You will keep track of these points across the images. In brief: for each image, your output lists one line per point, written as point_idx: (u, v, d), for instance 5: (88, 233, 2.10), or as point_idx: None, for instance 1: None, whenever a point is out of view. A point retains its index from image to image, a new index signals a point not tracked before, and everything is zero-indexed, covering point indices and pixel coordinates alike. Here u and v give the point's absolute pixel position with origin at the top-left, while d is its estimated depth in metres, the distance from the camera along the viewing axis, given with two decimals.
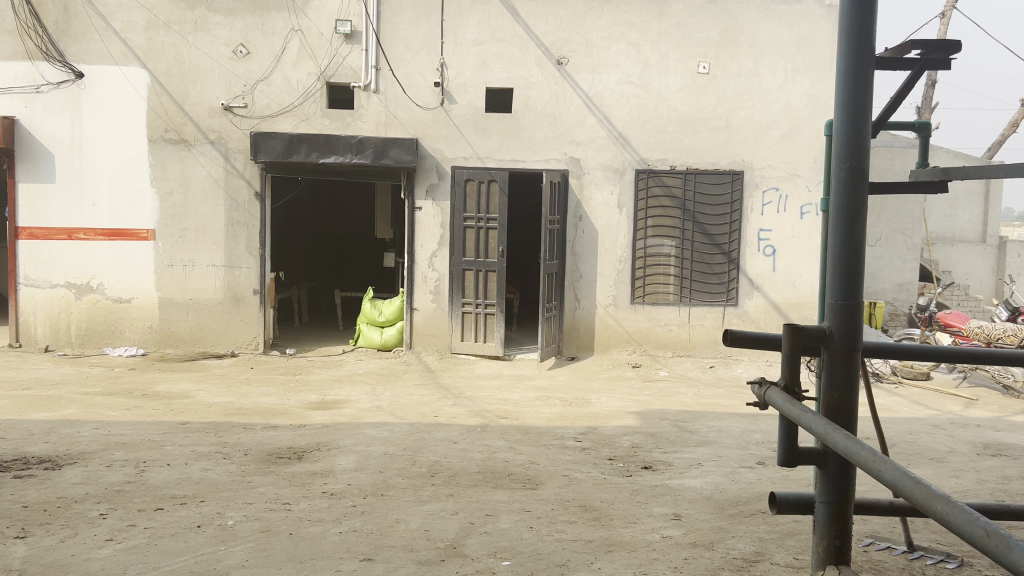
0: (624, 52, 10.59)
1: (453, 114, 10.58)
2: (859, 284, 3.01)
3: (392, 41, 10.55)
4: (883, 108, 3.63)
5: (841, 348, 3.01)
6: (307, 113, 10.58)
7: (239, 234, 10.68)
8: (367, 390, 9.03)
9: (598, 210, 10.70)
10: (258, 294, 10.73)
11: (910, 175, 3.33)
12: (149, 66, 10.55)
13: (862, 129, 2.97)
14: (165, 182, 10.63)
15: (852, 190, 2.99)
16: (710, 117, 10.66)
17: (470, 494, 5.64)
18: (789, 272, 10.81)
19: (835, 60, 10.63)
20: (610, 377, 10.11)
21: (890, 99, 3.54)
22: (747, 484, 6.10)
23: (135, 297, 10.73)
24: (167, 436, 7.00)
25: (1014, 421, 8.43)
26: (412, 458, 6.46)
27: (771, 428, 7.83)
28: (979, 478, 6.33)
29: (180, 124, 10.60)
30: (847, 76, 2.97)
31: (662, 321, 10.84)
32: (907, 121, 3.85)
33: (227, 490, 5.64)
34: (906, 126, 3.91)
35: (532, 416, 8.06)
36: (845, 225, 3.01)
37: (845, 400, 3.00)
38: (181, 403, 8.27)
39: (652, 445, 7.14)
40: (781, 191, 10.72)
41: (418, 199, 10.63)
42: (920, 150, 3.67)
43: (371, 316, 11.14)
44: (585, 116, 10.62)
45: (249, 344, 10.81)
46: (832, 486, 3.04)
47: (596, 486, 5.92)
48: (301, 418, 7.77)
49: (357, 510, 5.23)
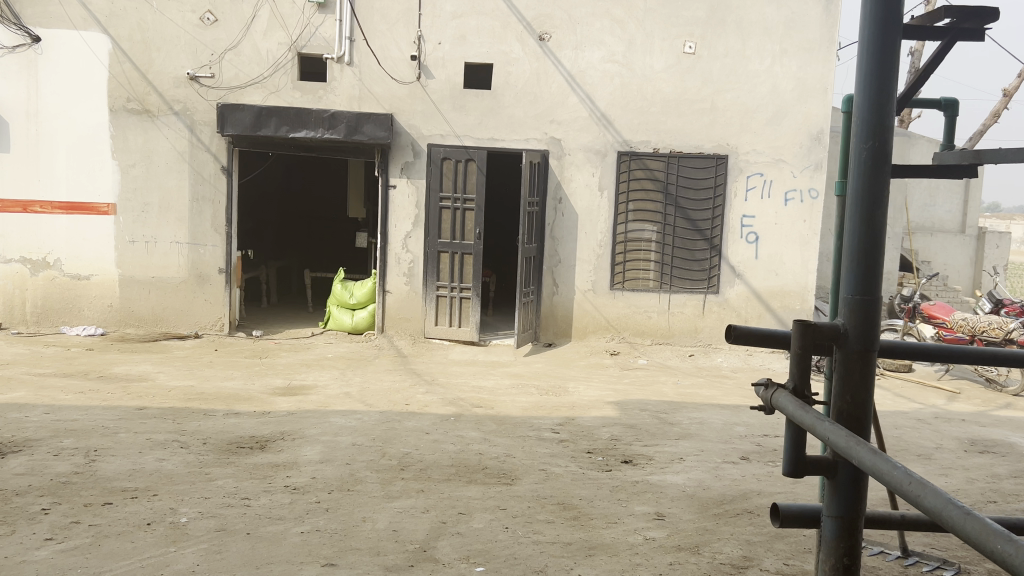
0: (608, 28, 10.23)
1: (430, 89, 10.19)
2: (878, 277, 2.72)
3: (368, 12, 10.11)
4: (908, 83, 3.32)
5: (856, 349, 2.73)
6: (277, 85, 10.13)
7: (205, 210, 10.23)
8: (335, 375, 8.68)
9: (578, 192, 10.38)
10: (223, 273, 10.29)
11: (934, 158, 3.05)
12: (110, 32, 10.02)
13: (887, 105, 2.68)
14: (127, 154, 10.15)
15: (874, 172, 2.70)
16: (695, 100, 10.35)
17: (442, 490, 5.33)
18: (771, 260, 10.58)
19: (824, 43, 10.33)
20: (588, 365, 9.84)
21: (917, 74, 3.23)
22: (731, 482, 5.84)
23: (94, 274, 10.26)
24: (122, 422, 6.61)
25: (998, 416, 8.28)
26: (381, 450, 6.14)
27: (754, 421, 7.60)
28: (969, 477, 6.12)
29: (143, 93, 10.09)
30: (872, 44, 2.68)
31: (641, 308, 10.56)
32: (931, 99, 3.55)
33: (182, 483, 5.27)
34: (930, 104, 3.60)
35: (508, 405, 7.75)
36: (865, 210, 2.71)
37: (859, 406, 2.72)
38: (139, 387, 7.87)
39: (632, 437, 6.86)
40: (765, 177, 10.45)
41: (392, 177, 10.24)
42: (946, 128, 3.38)
43: (342, 297, 10.76)
44: (566, 95, 10.28)
45: (214, 325, 10.38)
46: (841, 499, 2.76)
47: (574, 482, 5.63)
48: (265, 405, 7.40)
49: (321, 507, 4.90)
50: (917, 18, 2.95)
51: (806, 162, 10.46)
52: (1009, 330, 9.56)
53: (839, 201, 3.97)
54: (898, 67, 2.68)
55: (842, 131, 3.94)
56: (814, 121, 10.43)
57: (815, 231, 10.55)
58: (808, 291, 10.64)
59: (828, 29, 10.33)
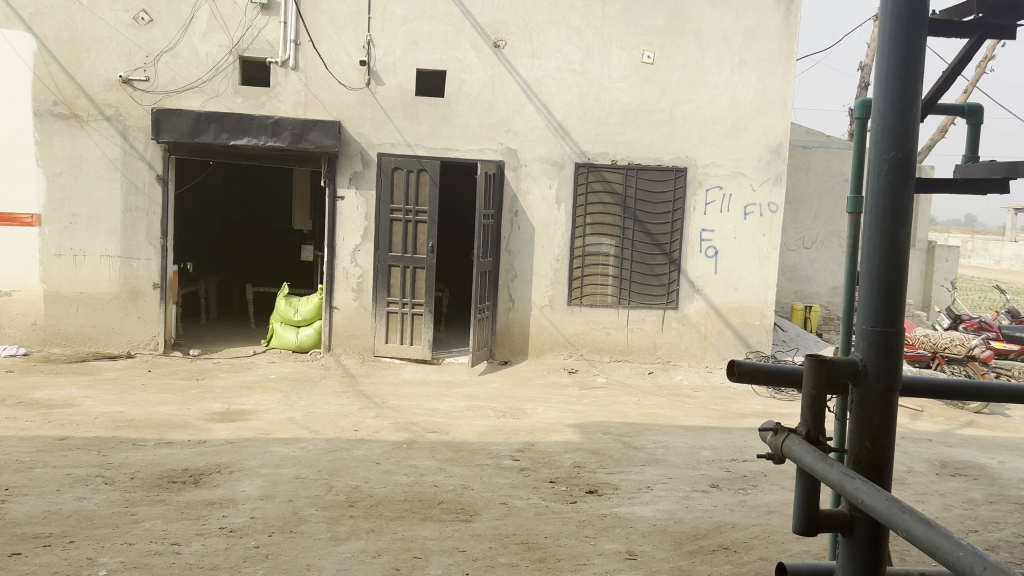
0: (565, 37, 9.93)
1: (380, 96, 9.75)
2: (900, 307, 2.44)
3: (314, 14, 9.63)
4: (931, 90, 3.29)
5: (878, 388, 2.44)
6: (217, 89, 9.57)
7: (138, 222, 9.59)
8: (279, 399, 8.14)
9: (535, 205, 10.05)
10: (158, 288, 9.66)
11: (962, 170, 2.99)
12: (36, 31, 9.35)
13: (910, 110, 2.42)
14: (53, 161, 9.48)
15: (895, 186, 2.42)
16: (654, 110, 10.10)
17: (395, 529, 4.89)
18: (730, 274, 10.34)
19: (782, 55, 10.13)
20: (546, 384, 9.49)
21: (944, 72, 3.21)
22: (703, 513, 5.50)
23: (17, 289, 9.54)
24: (40, 455, 5.99)
25: (963, 435, 8.14)
26: (327, 484, 5.65)
27: (719, 444, 7.31)
28: (946, 504, 5.89)
29: (71, 97, 9.44)
30: (895, 43, 2.42)
31: (599, 324, 10.24)
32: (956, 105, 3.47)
33: (104, 527, 4.72)
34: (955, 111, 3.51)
35: (464, 430, 7.31)
36: (887, 231, 2.43)
37: (878, 452, 2.42)
38: (62, 414, 7.22)
39: (596, 464, 6.49)
40: (724, 190, 10.23)
41: (339, 187, 9.77)
42: (969, 138, 3.31)
43: (286, 314, 10.17)
44: (523, 103, 9.93)
45: (147, 344, 9.72)
46: (859, 560, 2.41)
47: (536, 517, 5.23)
48: (202, 433, 6.84)
49: (261, 553, 4.43)
50: (944, 12, 3.07)
51: (765, 175, 10.25)
52: (971, 347, 9.59)
53: (854, 219, 3.66)
54: (923, 70, 2.43)
55: (857, 138, 3.63)
56: (773, 133, 10.22)
57: (775, 246, 10.33)
58: (767, 306, 10.42)
59: (787, 40, 10.13)
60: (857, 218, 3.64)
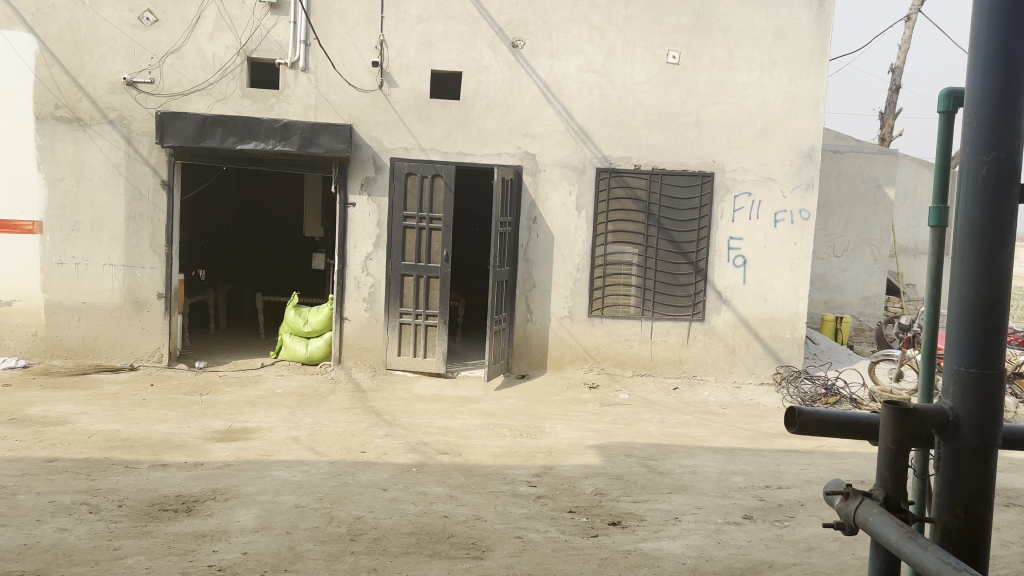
0: (587, 36, 9.49)
1: (393, 98, 9.36)
2: (998, 343, 1.99)
3: (324, 13, 9.26)
4: None
5: (972, 444, 1.99)
6: (224, 92, 9.23)
7: (142, 229, 9.26)
8: (284, 416, 7.74)
9: (555, 211, 9.62)
10: (163, 298, 9.32)
11: None
12: (37, 31, 9.05)
13: (1014, 101, 1.96)
14: (55, 166, 9.17)
15: (994, 196, 1.97)
16: (679, 113, 9.64)
17: (398, 569, 4.44)
18: (760, 285, 9.82)
19: (814, 54, 9.64)
20: (565, 400, 9.04)
21: None
22: (736, 550, 5.01)
23: (17, 299, 9.23)
24: (25, 480, 5.62)
25: (1013, 458, 7.58)
26: (329, 514, 5.23)
27: (751, 468, 6.81)
28: (1004, 539, 5.35)
29: (74, 99, 9.13)
30: (994, 18, 1.97)
31: (621, 337, 9.77)
32: None
33: (82, 564, 4.33)
34: None
35: (477, 451, 6.88)
36: (984, 251, 1.98)
37: (973, 523, 1.99)
38: (54, 433, 6.85)
39: (619, 491, 6.03)
40: (754, 197, 9.73)
41: (351, 194, 9.39)
42: None
43: (295, 325, 9.79)
44: (542, 106, 9.51)
45: (152, 356, 9.38)
46: None
47: (554, 554, 4.77)
48: (199, 454, 6.46)
49: None
50: None
51: (797, 180, 9.74)
52: (1018, 363, 9.16)
53: (934, 231, 3.10)
54: None
55: (939, 136, 3.08)
56: (805, 137, 9.72)
57: (806, 254, 9.81)
58: (798, 318, 9.90)
59: (820, 39, 9.63)
60: (942, 231, 3.07)
